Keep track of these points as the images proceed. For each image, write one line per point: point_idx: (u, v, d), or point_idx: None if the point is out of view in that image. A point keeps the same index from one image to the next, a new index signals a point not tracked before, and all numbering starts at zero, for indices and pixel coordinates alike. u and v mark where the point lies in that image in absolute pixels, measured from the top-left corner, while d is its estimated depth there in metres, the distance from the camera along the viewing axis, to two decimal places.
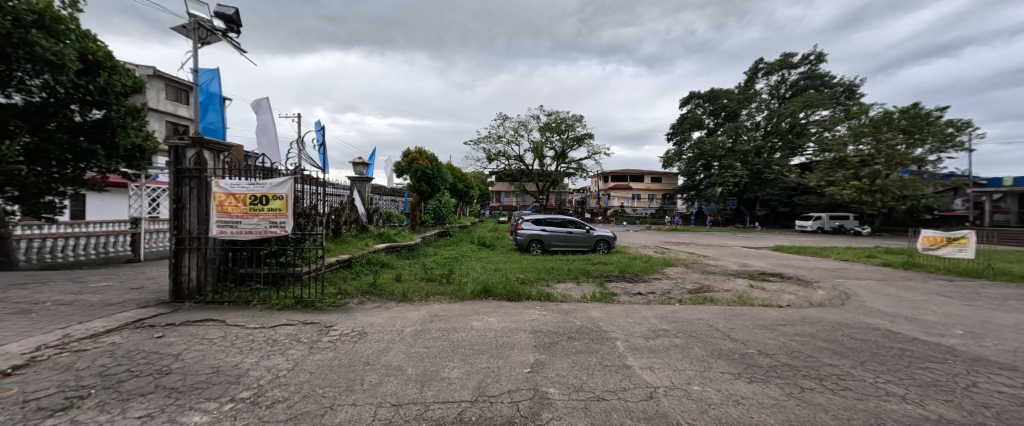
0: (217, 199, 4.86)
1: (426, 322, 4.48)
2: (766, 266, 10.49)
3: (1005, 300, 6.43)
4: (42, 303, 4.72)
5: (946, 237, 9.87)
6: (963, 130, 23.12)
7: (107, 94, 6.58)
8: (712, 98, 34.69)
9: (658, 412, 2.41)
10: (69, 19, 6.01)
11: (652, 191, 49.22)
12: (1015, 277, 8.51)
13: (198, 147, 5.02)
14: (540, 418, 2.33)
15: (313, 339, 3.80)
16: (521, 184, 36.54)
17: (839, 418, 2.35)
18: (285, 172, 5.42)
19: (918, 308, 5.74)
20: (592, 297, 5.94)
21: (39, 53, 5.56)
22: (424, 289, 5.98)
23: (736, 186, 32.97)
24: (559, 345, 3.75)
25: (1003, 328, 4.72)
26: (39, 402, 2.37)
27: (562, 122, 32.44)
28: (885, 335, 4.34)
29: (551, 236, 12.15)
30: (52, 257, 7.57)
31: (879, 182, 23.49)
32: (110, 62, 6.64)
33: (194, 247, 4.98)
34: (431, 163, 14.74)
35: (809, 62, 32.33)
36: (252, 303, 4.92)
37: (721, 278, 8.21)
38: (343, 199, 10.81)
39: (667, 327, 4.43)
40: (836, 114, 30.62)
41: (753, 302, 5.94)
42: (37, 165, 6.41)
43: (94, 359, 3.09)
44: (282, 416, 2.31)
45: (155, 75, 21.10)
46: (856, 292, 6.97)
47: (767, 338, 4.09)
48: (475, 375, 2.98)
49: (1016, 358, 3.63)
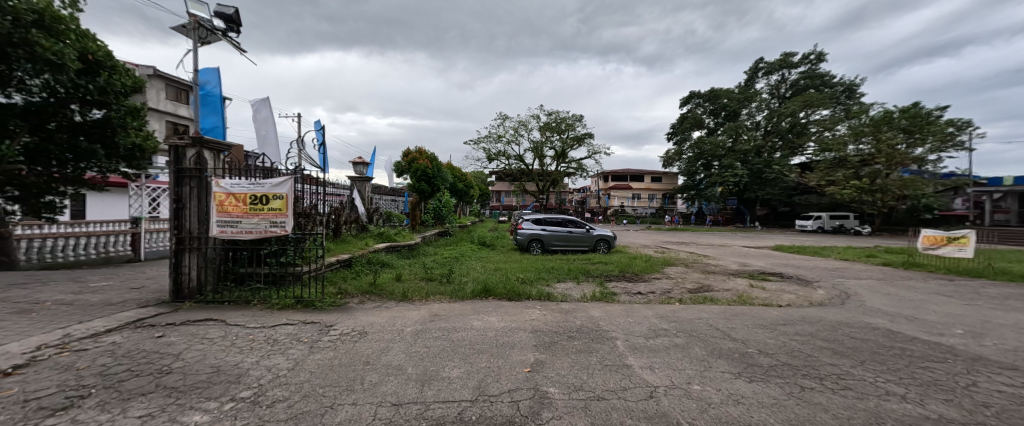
0: (218, 199, 4.86)
1: (426, 322, 4.48)
2: (766, 265, 10.49)
3: (1004, 299, 6.43)
4: (42, 302, 4.72)
5: (946, 236, 9.87)
6: (963, 130, 23.09)
7: (107, 94, 6.57)
8: (712, 97, 34.66)
9: (658, 411, 2.41)
10: (69, 19, 6.01)
11: (652, 190, 49.21)
12: (1015, 276, 8.50)
13: (198, 147, 5.02)
14: (539, 418, 2.33)
15: (314, 338, 3.81)
16: (521, 184, 36.54)
17: (839, 418, 2.35)
18: (285, 172, 5.42)
19: (918, 308, 5.74)
20: (592, 297, 5.94)
21: (39, 52, 5.55)
22: (424, 289, 5.98)
23: (737, 185, 32.96)
24: (559, 345, 3.75)
25: (1004, 328, 4.71)
26: (40, 402, 2.37)
27: (562, 122, 32.44)
28: (885, 334, 4.34)
29: (552, 235, 12.15)
30: (52, 257, 7.57)
31: (880, 181, 23.49)
32: (110, 62, 6.63)
33: (194, 247, 4.98)
34: (432, 163, 14.73)
35: (809, 61, 32.30)
36: (252, 303, 4.92)
37: (721, 278, 8.21)
38: (343, 199, 10.81)
39: (668, 326, 4.43)
40: (836, 114, 30.60)
41: (753, 301, 5.94)
42: (37, 164, 6.42)
43: (95, 358, 3.09)
44: (283, 416, 2.31)
45: (155, 74, 21.10)
46: (856, 291, 6.98)
47: (767, 337, 4.08)
48: (475, 374, 2.98)
49: (1017, 358, 3.63)
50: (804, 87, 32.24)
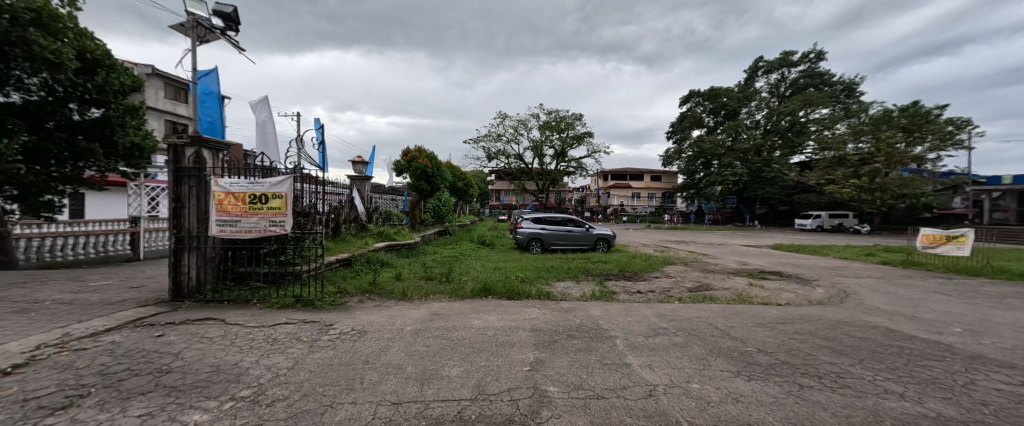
0: (217, 198, 4.86)
1: (426, 321, 4.48)
2: (765, 264, 10.51)
3: (1003, 298, 6.44)
4: (42, 302, 4.71)
5: (946, 235, 9.86)
6: (963, 128, 23.08)
7: (105, 93, 6.56)
8: (711, 96, 34.61)
9: (658, 410, 2.42)
10: (67, 18, 5.99)
11: (651, 189, 49.18)
12: (1013, 275, 8.52)
13: (198, 146, 5.00)
14: (540, 416, 2.33)
15: (313, 337, 3.81)
16: (520, 183, 36.52)
17: (837, 416, 2.36)
18: (285, 171, 5.41)
19: (917, 306, 5.76)
20: (592, 296, 5.95)
21: (37, 51, 5.54)
22: (424, 288, 5.99)
23: (737, 184, 32.98)
24: (559, 344, 3.75)
25: (1003, 326, 4.72)
26: (40, 401, 2.38)
27: (561, 121, 32.42)
28: (883, 333, 4.35)
29: (551, 234, 12.14)
30: (51, 256, 7.56)
31: (879, 180, 23.52)
32: (109, 61, 6.65)
33: (193, 246, 4.98)
34: (431, 162, 14.71)
35: (809, 60, 32.23)
36: (252, 302, 4.93)
37: (721, 276, 8.23)
38: (343, 198, 10.80)
39: (667, 325, 4.43)
40: (836, 112, 30.61)
41: (752, 300, 5.96)
42: (36, 163, 6.39)
43: (95, 357, 3.10)
44: (282, 415, 2.31)
45: (153, 73, 21.05)
46: (855, 290, 6.99)
47: (767, 336, 4.09)
48: (475, 373, 2.99)
49: (1015, 356, 3.64)
50: (803, 86, 32.23)
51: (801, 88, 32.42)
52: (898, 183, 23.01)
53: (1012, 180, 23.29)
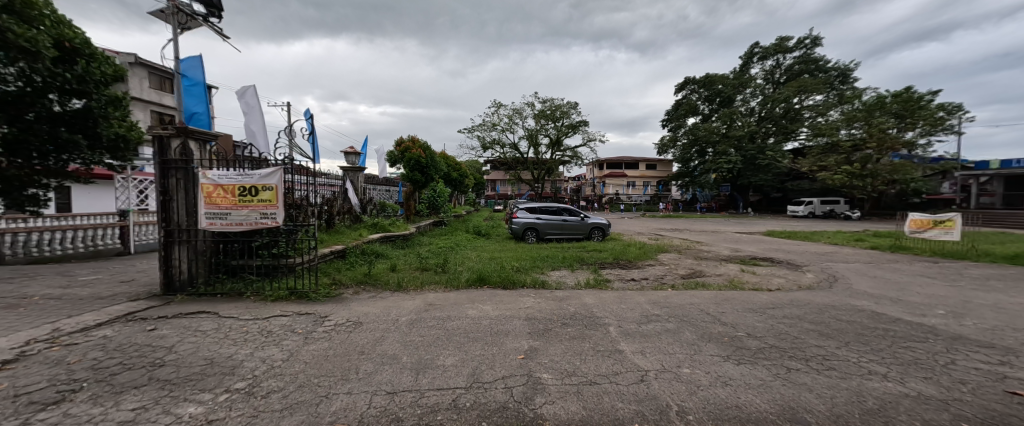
0: (205, 190, 4.79)
1: (421, 311, 4.50)
2: (757, 250, 10.71)
3: (986, 280, 6.62)
4: (30, 298, 4.64)
5: (933, 220, 10.08)
6: (955, 113, 23.15)
7: (86, 83, 6.42)
8: (706, 83, 34.44)
9: (649, 394, 2.47)
10: (43, 4, 5.85)
11: (646, 178, 49.70)
12: (997, 258, 8.73)
13: (183, 138, 4.86)
14: (533, 402, 2.37)
15: (308, 329, 3.82)
16: (517, 172, 36.39)
17: (822, 397, 2.42)
18: (275, 162, 5.31)
19: (902, 290, 5.90)
20: (586, 284, 6.01)
21: (12, 39, 5.40)
22: (419, 279, 6.03)
23: (731, 172, 33.17)
24: (553, 332, 3.79)
25: (984, 308, 4.84)
26: (31, 397, 2.36)
27: (556, 109, 32.27)
28: (870, 316, 4.44)
29: (546, 224, 12.15)
30: (38, 251, 7.49)
31: (870, 167, 23.84)
32: (88, 49, 6.52)
33: (184, 239, 4.95)
34: (425, 152, 14.48)
35: (804, 45, 32.10)
36: (246, 295, 4.91)
37: (713, 263, 8.34)
38: (337, 190, 11.33)
39: (659, 312, 4.48)
40: (830, 98, 30.60)
41: (743, 286, 6.04)
42: (17, 157, 6.13)
43: (86, 353, 3.06)
44: (278, 406, 2.33)
45: (137, 62, 20.59)
46: (844, 274, 7.15)
47: (756, 321, 4.16)
48: (469, 362, 3.01)
49: (994, 336, 3.74)
50: (799, 72, 32.17)
51: (797, 74, 32.34)
52: (890, 169, 23.32)
53: (1000, 165, 23.79)
